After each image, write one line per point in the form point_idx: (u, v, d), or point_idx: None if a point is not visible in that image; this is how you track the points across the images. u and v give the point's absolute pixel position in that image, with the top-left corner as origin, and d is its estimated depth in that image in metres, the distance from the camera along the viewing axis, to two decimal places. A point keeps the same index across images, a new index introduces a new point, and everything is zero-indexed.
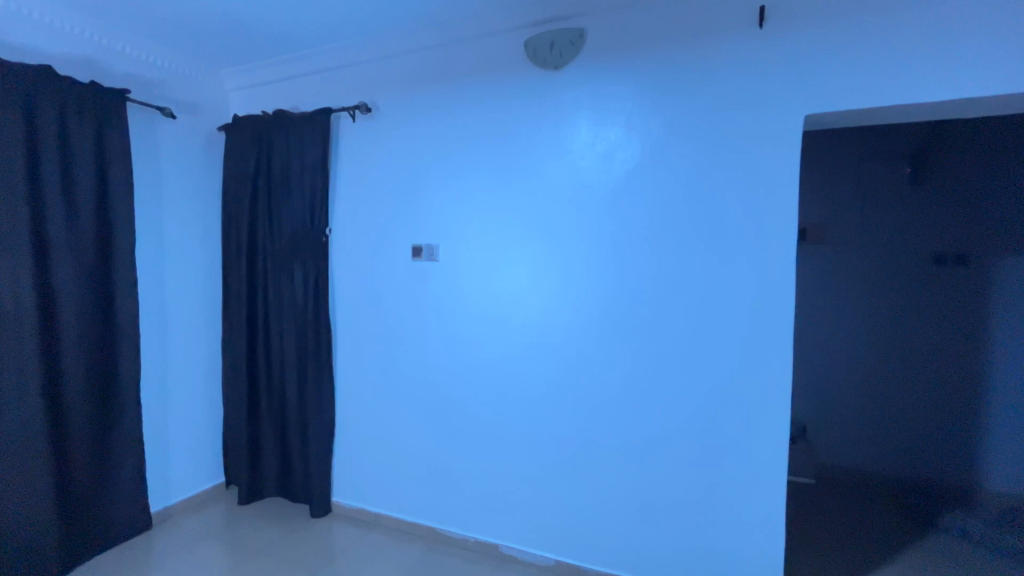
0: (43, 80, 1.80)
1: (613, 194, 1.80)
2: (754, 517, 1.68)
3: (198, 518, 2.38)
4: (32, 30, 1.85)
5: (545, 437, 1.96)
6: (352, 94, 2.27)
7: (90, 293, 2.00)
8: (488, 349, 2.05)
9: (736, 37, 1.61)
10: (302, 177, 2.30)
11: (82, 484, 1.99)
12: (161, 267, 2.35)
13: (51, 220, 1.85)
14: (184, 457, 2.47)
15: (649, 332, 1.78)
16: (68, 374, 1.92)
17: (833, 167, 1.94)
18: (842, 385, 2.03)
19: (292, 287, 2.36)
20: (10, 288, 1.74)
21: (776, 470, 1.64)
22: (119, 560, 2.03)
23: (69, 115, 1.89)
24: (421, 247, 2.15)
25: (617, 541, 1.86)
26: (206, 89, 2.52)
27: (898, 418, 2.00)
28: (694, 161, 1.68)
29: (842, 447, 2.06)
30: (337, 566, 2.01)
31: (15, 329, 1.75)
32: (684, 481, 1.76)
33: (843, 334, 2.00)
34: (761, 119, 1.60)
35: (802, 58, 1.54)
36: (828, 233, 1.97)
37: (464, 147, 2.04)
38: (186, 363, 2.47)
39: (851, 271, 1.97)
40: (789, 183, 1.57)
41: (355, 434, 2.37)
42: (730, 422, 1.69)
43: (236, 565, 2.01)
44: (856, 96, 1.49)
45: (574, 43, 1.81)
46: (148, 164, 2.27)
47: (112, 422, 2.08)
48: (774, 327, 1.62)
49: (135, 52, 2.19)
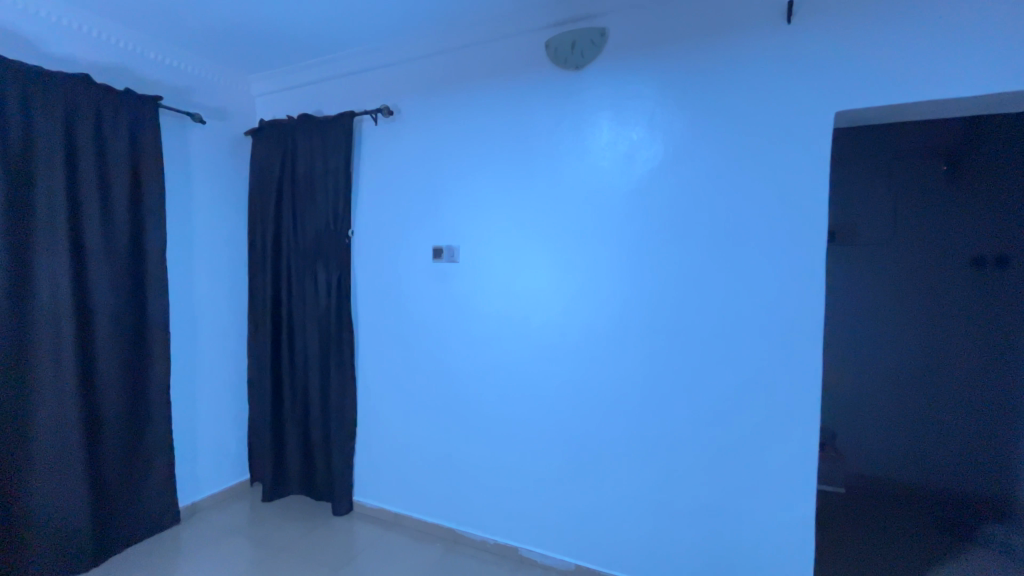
0: (83, 89, 1.88)
1: (636, 194, 1.78)
2: (782, 525, 1.63)
3: (224, 515, 2.43)
4: (72, 40, 1.93)
5: (564, 440, 1.94)
6: (375, 97, 2.29)
7: (123, 292, 2.07)
8: (507, 350, 2.04)
9: (763, 32, 1.57)
10: (325, 179, 2.34)
11: (116, 477, 2.05)
12: (190, 270, 2.41)
13: (88, 223, 1.93)
14: (210, 453, 2.53)
15: (672, 334, 1.75)
16: (102, 372, 1.99)
17: (869, 166, 1.78)
18: (874, 395, 1.85)
19: (315, 288, 2.40)
20: (49, 287, 1.81)
21: (804, 478, 1.59)
22: (148, 554, 2.09)
23: (105, 121, 1.97)
24: (442, 248, 2.17)
25: (639, 546, 1.83)
26: (234, 95, 2.59)
27: (934, 432, 1.82)
28: (719, 160, 1.65)
29: (875, 457, 1.87)
30: (357, 566, 2.02)
31: (52, 326, 1.82)
32: (710, 486, 1.72)
33: (875, 341, 1.83)
34: (791, 116, 1.55)
35: (832, 52, 1.49)
36: (860, 233, 1.81)
37: (485, 148, 2.04)
38: (214, 362, 2.54)
39: (886, 272, 1.81)
40: (818, 183, 1.53)
41: (375, 434, 2.39)
42: (754, 428, 1.65)
43: (260, 561, 2.04)
44: (889, 92, 1.43)
45: (596, 43, 1.80)
46: (178, 168, 2.34)
47: (143, 420, 2.15)
48: (803, 333, 1.58)
49: (168, 60, 2.27)
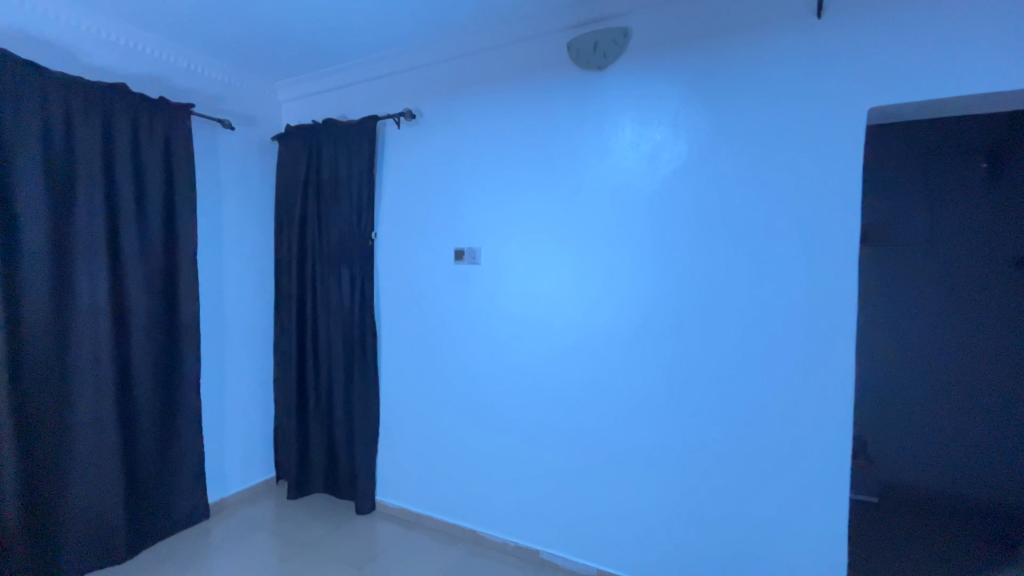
0: (120, 97, 1.96)
1: (660, 194, 1.75)
2: (812, 534, 1.58)
3: (251, 512, 2.48)
4: (112, 51, 2.02)
5: (587, 443, 1.93)
6: (399, 102, 2.33)
7: (157, 293, 2.14)
8: (527, 351, 2.05)
9: (793, 27, 1.54)
10: (349, 182, 2.38)
11: (150, 472, 2.12)
12: (219, 271, 2.48)
13: (124, 225, 2.00)
14: (237, 451, 2.59)
15: (694, 337, 1.73)
16: (136, 369, 2.06)
17: (903, 165, 1.71)
18: (904, 403, 1.75)
19: (339, 289, 2.44)
20: (88, 287, 1.89)
21: (836, 486, 1.54)
22: (179, 548, 2.15)
23: (141, 128, 2.04)
24: (463, 250, 2.18)
25: (663, 552, 1.81)
26: (262, 101, 2.66)
27: (967, 447, 1.68)
28: (748, 159, 1.61)
29: (911, 468, 1.75)
30: (380, 565, 2.04)
31: (91, 324, 1.90)
32: (735, 492, 1.68)
33: (905, 345, 1.74)
34: (820, 112, 1.51)
35: (865, 47, 1.44)
36: (894, 235, 1.74)
37: (507, 151, 2.05)
38: (242, 362, 2.60)
39: (920, 274, 1.71)
40: (849, 183, 1.49)
41: (398, 435, 2.42)
42: (781, 434, 1.61)
43: (287, 558, 2.08)
44: (925, 87, 1.39)
45: (619, 42, 1.79)
46: (208, 172, 2.41)
47: (174, 417, 2.22)
48: (834, 336, 1.53)
49: (200, 68, 2.34)
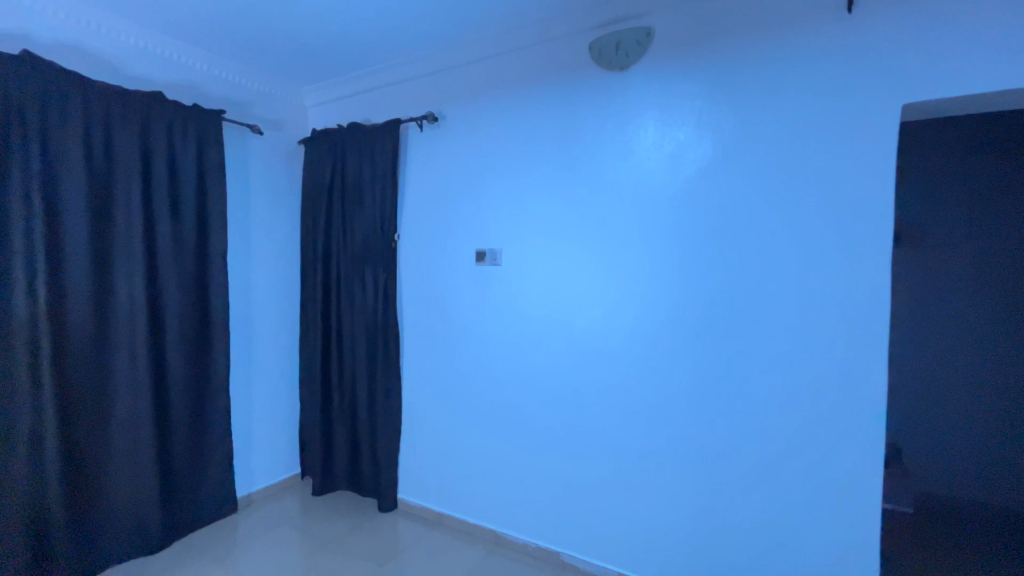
0: (157, 105, 2.04)
1: (683, 196, 1.74)
2: (842, 544, 1.53)
3: (277, 507, 2.55)
4: (151, 62, 2.12)
5: (608, 446, 1.92)
6: (422, 105, 2.36)
7: (190, 293, 2.22)
8: (547, 353, 2.05)
9: (822, 23, 1.50)
10: (373, 185, 2.42)
11: (182, 465, 2.20)
12: (248, 272, 2.56)
13: (159, 228, 2.09)
14: (264, 448, 2.66)
15: (718, 340, 1.70)
16: (170, 367, 2.14)
17: (940, 163, 1.64)
18: (942, 411, 1.67)
19: (362, 290, 2.48)
20: (125, 287, 1.97)
21: (868, 495, 1.49)
22: (209, 539, 2.22)
23: (175, 134, 2.13)
24: (484, 252, 2.20)
25: (685, 558, 1.78)
26: (289, 107, 2.73)
27: (1013, 459, 1.58)
28: (774, 159, 1.58)
29: (949, 479, 1.67)
30: (402, 562, 2.07)
31: (128, 322, 1.98)
32: (761, 498, 1.65)
33: (945, 348, 1.66)
34: (850, 110, 1.47)
35: (899, 41, 1.40)
36: (930, 236, 1.67)
37: (528, 153, 2.05)
38: (269, 361, 2.68)
39: (958, 276, 1.63)
40: (880, 182, 1.44)
41: (419, 434, 2.45)
42: (809, 440, 1.57)
43: (310, 553, 2.12)
44: (963, 82, 1.33)
45: (641, 42, 1.78)
46: (238, 177, 2.49)
47: (205, 413, 2.29)
48: (866, 339, 1.48)
49: (231, 76, 2.42)
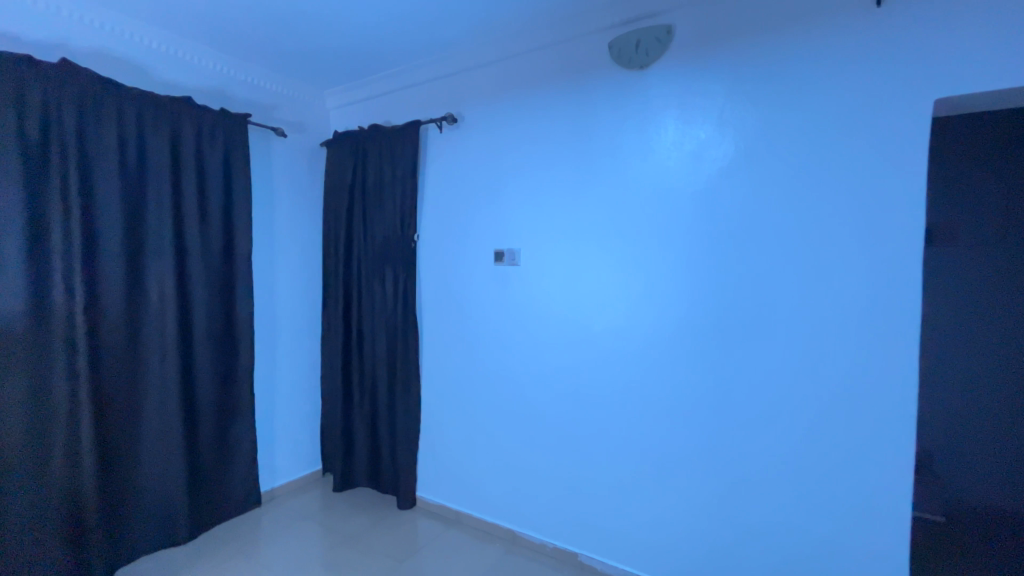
0: (186, 110, 2.11)
1: (703, 195, 1.71)
2: (869, 551, 1.49)
3: (299, 502, 2.60)
4: (181, 68, 2.20)
5: (627, 447, 1.91)
6: (441, 106, 2.38)
7: (216, 292, 2.28)
8: (565, 353, 2.05)
9: (849, 17, 1.46)
10: (392, 185, 2.45)
11: (209, 459, 2.26)
12: (272, 272, 2.61)
13: (188, 229, 2.15)
14: (287, 444, 2.71)
15: (739, 341, 1.67)
16: (198, 363, 2.20)
17: (975, 159, 1.58)
18: (977, 416, 1.60)
19: (382, 289, 2.51)
20: (155, 286, 2.04)
21: (896, 502, 1.45)
22: (233, 532, 2.28)
23: (203, 138, 2.19)
24: (503, 252, 2.21)
25: (706, 562, 1.75)
26: (312, 109, 2.79)
27: None
28: (798, 157, 1.55)
29: (985, 487, 1.60)
30: (420, 558, 2.09)
31: (158, 320, 2.05)
32: (784, 503, 1.61)
33: (979, 352, 1.60)
34: (879, 106, 1.43)
35: (932, 33, 1.35)
36: (964, 235, 1.61)
37: (547, 153, 2.06)
38: (292, 358, 2.73)
39: (994, 276, 1.57)
40: (910, 180, 1.40)
41: (437, 432, 2.47)
42: (834, 444, 1.53)
43: (332, 547, 2.17)
44: (999, 74, 1.28)
45: (661, 39, 1.76)
46: (263, 179, 2.55)
47: (230, 408, 2.35)
48: (894, 342, 1.44)
49: (256, 80, 2.49)
